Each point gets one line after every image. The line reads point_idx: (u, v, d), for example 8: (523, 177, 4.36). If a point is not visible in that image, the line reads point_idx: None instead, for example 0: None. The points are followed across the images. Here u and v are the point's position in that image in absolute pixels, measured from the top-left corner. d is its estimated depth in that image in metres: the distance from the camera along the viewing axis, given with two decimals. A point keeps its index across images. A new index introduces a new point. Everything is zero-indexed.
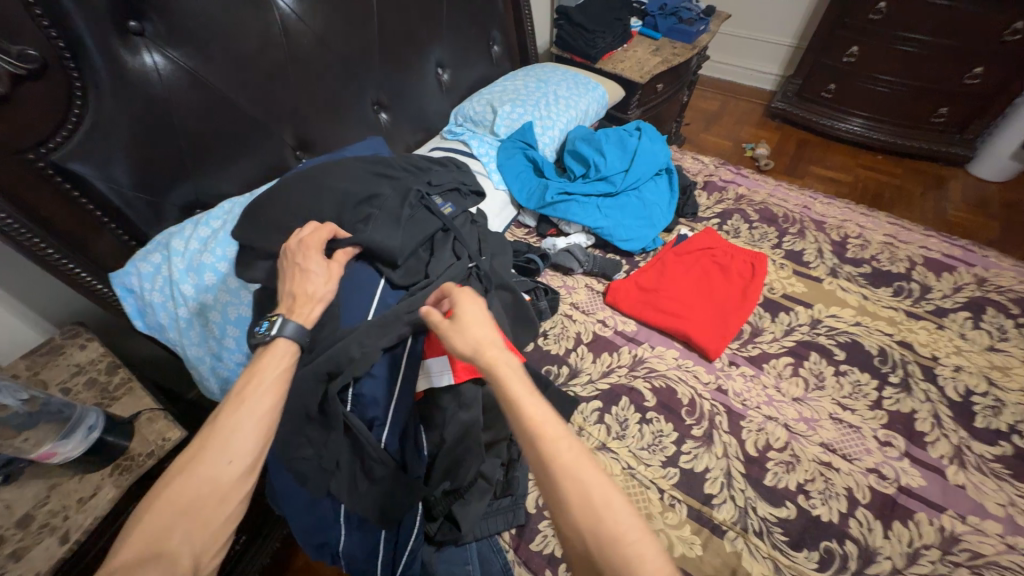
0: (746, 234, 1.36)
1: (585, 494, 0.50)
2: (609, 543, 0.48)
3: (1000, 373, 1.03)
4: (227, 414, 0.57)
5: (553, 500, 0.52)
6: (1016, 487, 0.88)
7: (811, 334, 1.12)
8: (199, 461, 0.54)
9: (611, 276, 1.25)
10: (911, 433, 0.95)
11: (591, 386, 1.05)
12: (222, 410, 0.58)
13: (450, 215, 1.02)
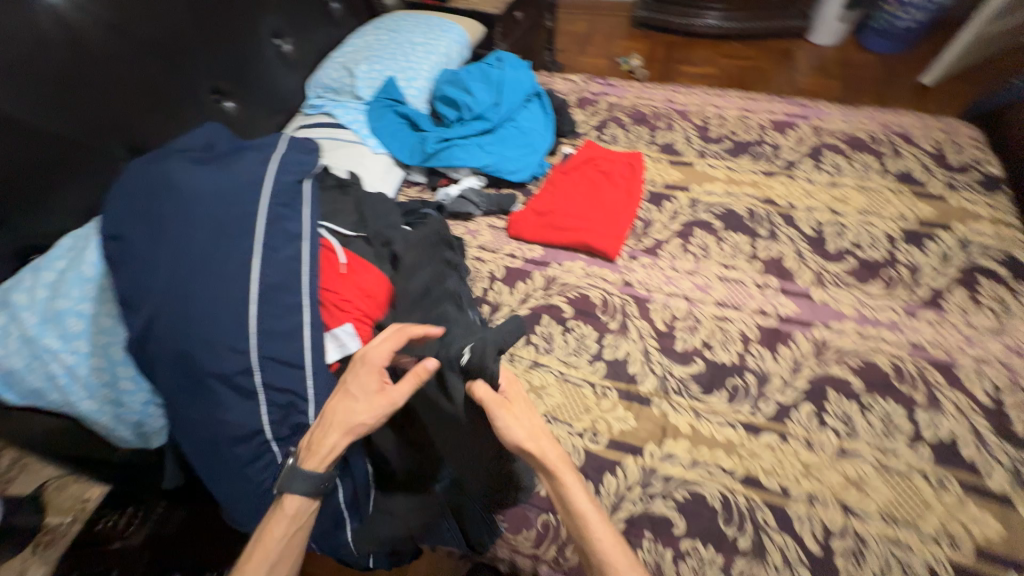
0: (623, 139, 1.43)
1: (617, 559, 0.67)
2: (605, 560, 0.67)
3: (840, 202, 1.21)
4: (256, 553, 0.65)
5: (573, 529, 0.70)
6: (862, 289, 1.06)
7: (692, 213, 1.24)
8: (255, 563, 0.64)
9: (508, 210, 1.28)
10: (782, 272, 1.10)
11: (513, 315, 1.10)
12: (254, 549, 0.65)
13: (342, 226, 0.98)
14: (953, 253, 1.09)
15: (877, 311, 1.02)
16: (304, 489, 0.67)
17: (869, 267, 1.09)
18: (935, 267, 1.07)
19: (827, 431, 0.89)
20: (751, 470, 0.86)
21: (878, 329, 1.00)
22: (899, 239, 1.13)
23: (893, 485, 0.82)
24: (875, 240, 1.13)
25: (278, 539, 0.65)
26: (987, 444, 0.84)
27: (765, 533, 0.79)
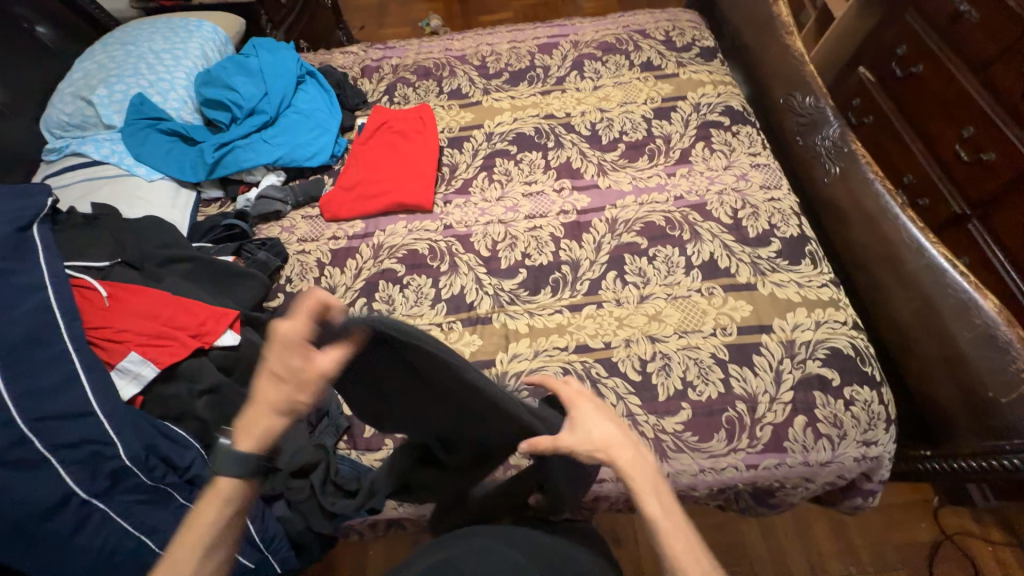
0: (413, 97, 1.46)
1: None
2: None
3: (605, 101, 1.38)
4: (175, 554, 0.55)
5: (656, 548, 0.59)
6: (634, 167, 1.25)
7: (490, 146, 1.33)
8: (185, 555, 0.55)
9: (318, 195, 1.26)
10: (572, 174, 1.26)
11: (350, 291, 1.12)
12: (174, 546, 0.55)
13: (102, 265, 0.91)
14: (692, 117, 1.32)
15: (647, 180, 1.22)
16: (240, 473, 0.57)
17: (636, 148, 1.28)
18: (681, 132, 1.29)
19: (630, 287, 1.07)
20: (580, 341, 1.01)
21: (651, 195, 1.19)
22: (653, 117, 1.33)
23: (680, 307, 1.03)
24: (636, 124, 1.32)
25: (211, 527, 0.57)
26: (733, 252, 1.09)
27: (600, 382, 0.96)
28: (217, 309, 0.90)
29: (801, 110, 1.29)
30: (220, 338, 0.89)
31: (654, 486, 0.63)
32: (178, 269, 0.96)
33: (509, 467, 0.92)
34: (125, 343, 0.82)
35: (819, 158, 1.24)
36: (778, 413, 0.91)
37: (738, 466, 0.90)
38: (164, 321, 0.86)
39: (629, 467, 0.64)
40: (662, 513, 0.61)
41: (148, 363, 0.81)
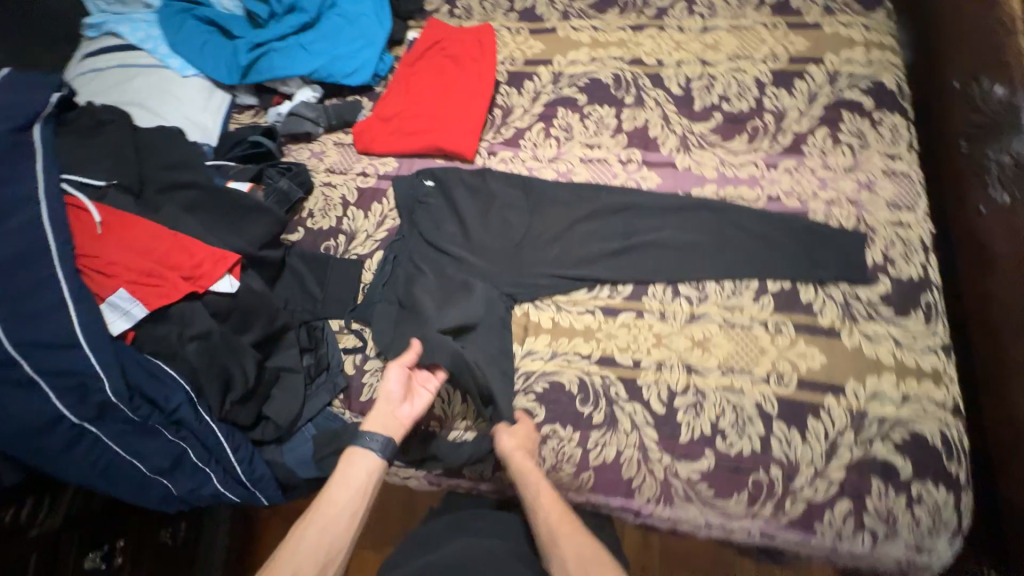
0: (478, 11, 1.22)
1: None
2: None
3: (711, 50, 1.08)
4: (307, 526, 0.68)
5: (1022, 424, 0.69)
6: (725, 148, 1.00)
7: (555, 91, 1.10)
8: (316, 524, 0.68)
9: (353, 121, 1.12)
10: (646, 144, 1.03)
11: (370, 240, 1.02)
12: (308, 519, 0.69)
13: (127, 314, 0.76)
14: (823, 90, 1.01)
15: (738, 168, 0.98)
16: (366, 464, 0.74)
17: (733, 123, 1.01)
18: (800, 110, 1.00)
19: (680, 300, 0.90)
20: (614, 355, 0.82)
21: (738, 188, 0.96)
22: (768, 83, 1.03)
23: (734, 338, 0.86)
24: (743, 90, 1.03)
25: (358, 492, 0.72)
26: (823, 284, 0.87)
27: (617, 405, 0.85)
28: (214, 250, 0.83)
29: (982, 101, 0.92)
30: (217, 283, 0.82)
31: (523, 460, 0.77)
32: (186, 195, 0.89)
33: (500, 468, 0.86)
34: (112, 279, 0.78)
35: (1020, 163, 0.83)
36: (818, 491, 0.77)
37: (752, 531, 0.79)
38: (156, 257, 0.80)
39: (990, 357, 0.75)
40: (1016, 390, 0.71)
41: (134, 307, 0.77)
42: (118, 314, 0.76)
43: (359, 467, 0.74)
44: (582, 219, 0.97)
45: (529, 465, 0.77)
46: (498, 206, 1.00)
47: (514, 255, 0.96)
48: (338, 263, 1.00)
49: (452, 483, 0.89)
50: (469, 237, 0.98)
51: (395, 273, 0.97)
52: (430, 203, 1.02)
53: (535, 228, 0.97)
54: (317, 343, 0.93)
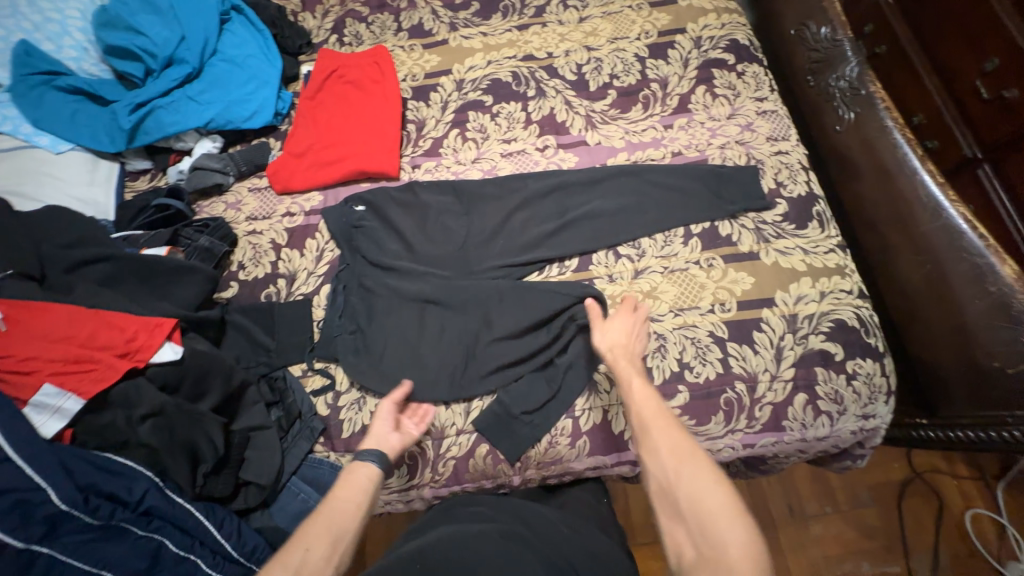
0: (367, 36, 1.24)
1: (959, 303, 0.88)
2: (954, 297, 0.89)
3: (592, 36, 1.19)
4: (308, 528, 0.61)
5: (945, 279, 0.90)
6: (626, 119, 1.10)
7: (462, 98, 1.15)
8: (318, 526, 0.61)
9: (264, 163, 1.08)
10: (557, 129, 1.10)
11: (313, 276, 0.99)
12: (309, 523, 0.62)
13: (60, 407, 0.69)
14: (692, 54, 1.15)
15: (641, 134, 1.08)
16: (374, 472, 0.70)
17: (627, 96, 1.12)
18: (679, 74, 1.13)
19: (623, 261, 0.97)
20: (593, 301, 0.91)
21: (646, 151, 1.06)
22: (647, 57, 1.15)
23: (677, 282, 0.95)
24: (628, 66, 1.15)
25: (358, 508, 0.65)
26: (736, 217, 0.98)
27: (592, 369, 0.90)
28: (147, 320, 0.77)
29: (815, 43, 1.14)
30: (159, 351, 0.76)
31: (643, 391, 0.70)
32: (94, 271, 0.82)
33: (500, 461, 0.87)
34: (30, 374, 0.69)
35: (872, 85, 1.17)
36: (778, 392, 0.87)
37: (735, 446, 0.88)
38: (81, 341, 0.73)
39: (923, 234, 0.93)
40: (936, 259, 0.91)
41: (67, 397, 0.69)
42: (49, 410, 0.68)
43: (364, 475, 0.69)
44: (518, 207, 1.01)
45: (652, 400, 0.68)
46: (435, 216, 1.01)
47: (464, 258, 0.98)
48: (284, 308, 0.96)
49: (457, 490, 0.88)
50: (418, 251, 0.99)
51: (349, 302, 0.95)
52: (366, 227, 1.01)
53: (477, 227, 1.00)
54: (281, 394, 0.89)
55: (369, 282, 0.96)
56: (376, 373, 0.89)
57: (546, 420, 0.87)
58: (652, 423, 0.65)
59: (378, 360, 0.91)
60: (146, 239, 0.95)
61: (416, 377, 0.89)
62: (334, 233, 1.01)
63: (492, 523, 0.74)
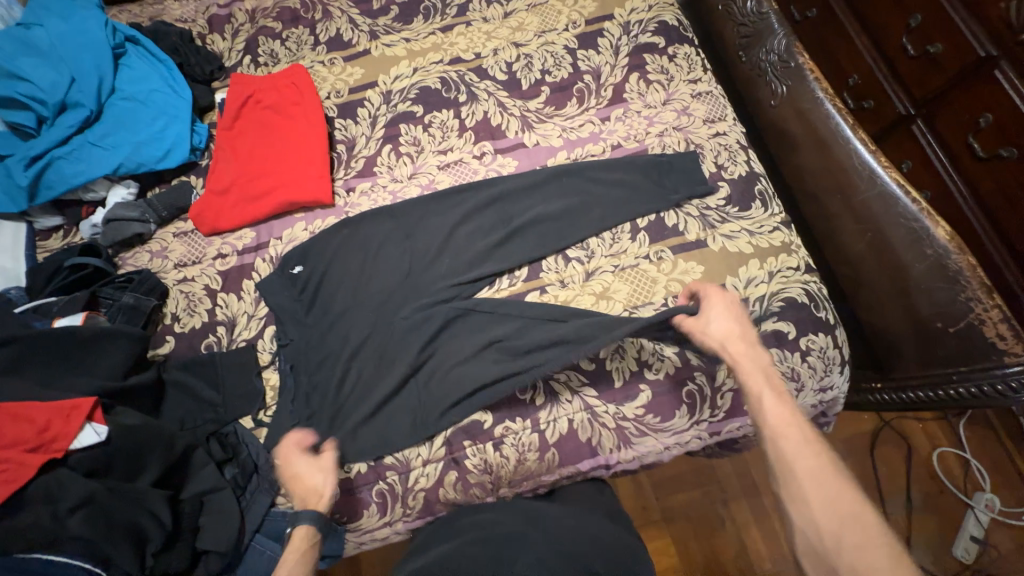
0: (283, 53, 1.16)
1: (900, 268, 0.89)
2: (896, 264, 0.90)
3: (519, 32, 1.14)
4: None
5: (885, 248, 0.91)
6: (561, 116, 1.07)
7: (391, 110, 1.10)
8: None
9: (186, 204, 1.02)
10: (492, 133, 1.06)
11: (255, 319, 0.95)
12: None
13: None
14: (622, 41, 1.12)
15: (579, 130, 1.05)
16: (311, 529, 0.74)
17: (561, 91, 1.09)
18: (611, 63, 1.10)
19: (573, 264, 0.95)
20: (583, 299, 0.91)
21: (585, 147, 1.04)
22: (577, 48, 1.12)
23: (628, 279, 0.93)
24: (559, 59, 1.11)
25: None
26: (681, 206, 0.98)
27: (553, 379, 0.89)
28: (61, 405, 0.72)
29: (743, 17, 1.12)
30: (77, 437, 0.71)
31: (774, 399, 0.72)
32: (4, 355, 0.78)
33: (470, 486, 0.85)
34: None
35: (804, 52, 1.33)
36: (737, 377, 0.88)
37: (701, 435, 0.88)
38: None
39: (860, 203, 0.94)
40: (876, 227, 0.92)
41: None
42: None
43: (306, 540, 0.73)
44: (462, 222, 0.98)
45: (785, 407, 0.71)
46: (380, 243, 0.98)
47: (413, 283, 0.95)
48: (226, 357, 0.91)
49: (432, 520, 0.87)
50: (367, 281, 0.96)
51: (299, 344, 0.92)
52: (307, 289, 0.95)
53: (424, 248, 0.97)
54: (234, 451, 0.85)
55: (319, 319, 0.93)
56: (337, 414, 0.88)
57: (512, 437, 0.86)
58: (786, 434, 0.68)
59: (337, 400, 0.88)
60: (62, 305, 0.88)
61: (381, 422, 0.86)
62: (277, 271, 0.96)
63: (495, 525, 0.77)
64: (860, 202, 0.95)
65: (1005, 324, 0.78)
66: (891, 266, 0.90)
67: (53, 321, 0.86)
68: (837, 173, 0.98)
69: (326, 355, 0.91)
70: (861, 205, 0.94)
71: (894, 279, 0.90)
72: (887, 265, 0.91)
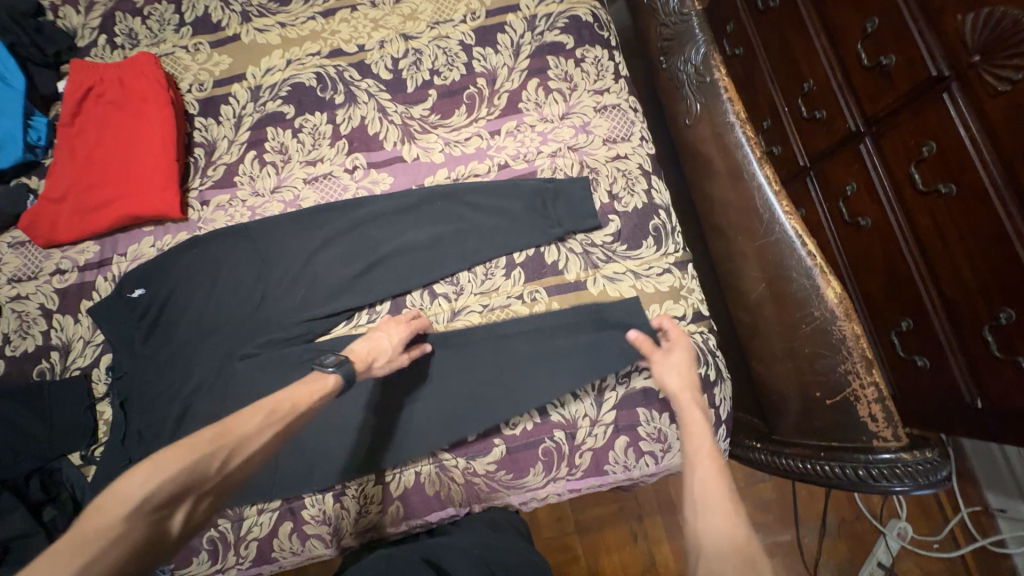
0: (143, 34, 1.02)
1: (794, 331, 0.80)
2: (789, 326, 0.81)
3: (410, 21, 0.99)
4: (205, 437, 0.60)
5: (784, 305, 0.81)
6: (446, 126, 0.95)
7: (258, 110, 0.97)
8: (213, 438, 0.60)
9: (20, 212, 0.92)
10: (368, 143, 0.95)
11: (90, 345, 0.87)
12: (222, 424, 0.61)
13: None
14: (525, 39, 0.97)
15: (464, 144, 0.94)
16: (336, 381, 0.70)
17: (450, 96, 0.96)
18: (509, 65, 0.96)
19: (439, 301, 0.88)
20: (456, 338, 0.85)
21: (468, 165, 0.93)
22: (473, 44, 0.98)
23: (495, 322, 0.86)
24: (451, 57, 0.97)
25: (300, 407, 0.66)
26: (563, 241, 0.89)
27: (403, 428, 0.83)
28: None
29: (665, 16, 0.97)
30: None
31: (709, 441, 0.67)
32: None
33: (307, 537, 0.81)
34: None
35: (762, 36, 1.10)
36: (598, 437, 0.82)
37: (559, 492, 0.84)
38: None
39: (761, 251, 0.84)
40: (773, 279, 0.82)
41: None
42: None
43: (321, 380, 0.69)
44: (322, 248, 0.89)
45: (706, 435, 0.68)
46: (229, 268, 0.88)
47: (261, 315, 0.87)
48: (53, 389, 0.84)
49: (271, 568, 0.82)
50: (213, 312, 0.87)
51: (135, 373, 0.85)
52: (148, 315, 0.86)
53: (277, 276, 0.88)
54: (55, 491, 0.81)
55: (158, 351, 0.86)
56: None
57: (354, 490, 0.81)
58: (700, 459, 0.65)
59: (173, 442, 0.82)
60: None
61: None
62: (113, 298, 0.87)
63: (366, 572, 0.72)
64: (763, 248, 0.84)
65: (878, 405, 0.72)
66: (785, 324, 0.82)
67: None
68: (744, 214, 0.86)
69: (162, 389, 0.84)
70: (765, 254, 0.83)
71: (784, 339, 0.82)
72: (777, 323, 0.83)
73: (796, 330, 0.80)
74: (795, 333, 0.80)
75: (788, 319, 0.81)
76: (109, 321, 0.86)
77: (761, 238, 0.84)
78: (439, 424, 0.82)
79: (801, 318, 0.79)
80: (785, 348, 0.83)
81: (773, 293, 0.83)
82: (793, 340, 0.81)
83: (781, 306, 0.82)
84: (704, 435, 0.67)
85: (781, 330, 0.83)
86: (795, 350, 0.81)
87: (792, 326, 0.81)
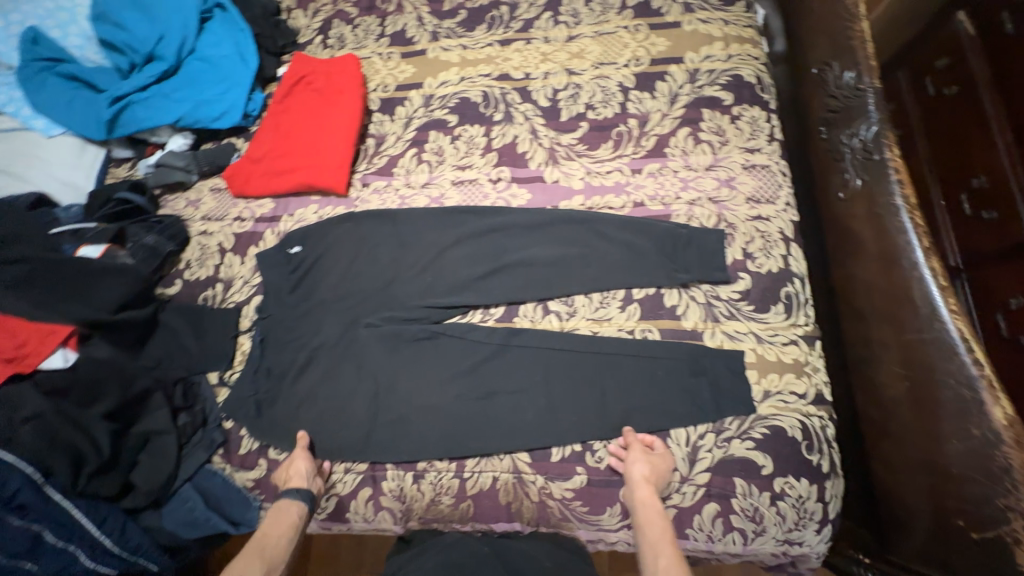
0: (350, 39, 1.20)
1: (937, 443, 0.71)
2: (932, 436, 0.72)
3: (576, 58, 1.08)
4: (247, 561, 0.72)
5: (928, 411, 0.73)
6: (591, 157, 1.00)
7: (427, 115, 1.09)
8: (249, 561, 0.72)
9: (224, 164, 1.11)
10: (515, 160, 1.02)
11: (247, 285, 1.01)
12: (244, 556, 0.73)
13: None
14: (684, 89, 1.01)
15: (604, 176, 0.98)
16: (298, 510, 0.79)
17: (599, 130, 1.01)
18: (663, 112, 1.00)
19: (550, 317, 0.90)
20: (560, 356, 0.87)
21: (605, 197, 0.96)
22: (632, 87, 1.03)
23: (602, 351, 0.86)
24: (608, 96, 1.03)
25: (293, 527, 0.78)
26: (687, 288, 0.88)
27: (490, 430, 0.85)
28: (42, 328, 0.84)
29: (835, 88, 0.95)
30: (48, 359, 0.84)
31: (670, 556, 0.68)
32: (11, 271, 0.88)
33: (380, 509, 0.85)
34: None
35: (937, 123, 1.03)
36: (686, 496, 0.78)
37: (629, 541, 0.80)
38: None
39: (908, 347, 0.76)
40: (922, 380, 0.74)
41: None
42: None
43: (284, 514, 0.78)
44: (453, 245, 0.96)
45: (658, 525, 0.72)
46: (371, 245, 0.99)
47: (389, 292, 0.95)
48: (213, 314, 0.98)
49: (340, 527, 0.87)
50: (348, 280, 0.97)
51: (275, 318, 0.97)
52: (298, 270, 0.99)
53: (409, 261, 0.97)
54: (192, 401, 0.93)
55: (298, 303, 0.97)
56: (285, 396, 0.91)
57: (432, 476, 0.84)
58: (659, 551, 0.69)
59: (291, 386, 0.92)
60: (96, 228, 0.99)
61: (322, 418, 0.89)
62: (275, 249, 1.00)
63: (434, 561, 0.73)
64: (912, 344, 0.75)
65: None
66: (927, 433, 0.73)
67: (81, 246, 0.96)
68: (893, 302, 0.79)
69: (293, 336, 0.95)
70: (913, 350, 0.75)
71: (923, 449, 0.73)
72: (917, 429, 0.74)
73: (940, 442, 0.71)
74: (939, 445, 0.71)
75: (931, 429, 0.72)
76: (266, 268, 0.99)
77: (911, 333, 0.76)
78: (526, 433, 0.83)
79: (951, 432, 0.70)
80: (922, 459, 0.73)
81: (918, 395, 0.74)
82: (934, 452, 0.72)
83: (925, 412, 0.73)
84: (665, 548, 0.69)
85: (921, 437, 0.74)
86: (936, 465, 0.71)
87: (936, 437, 0.71)
